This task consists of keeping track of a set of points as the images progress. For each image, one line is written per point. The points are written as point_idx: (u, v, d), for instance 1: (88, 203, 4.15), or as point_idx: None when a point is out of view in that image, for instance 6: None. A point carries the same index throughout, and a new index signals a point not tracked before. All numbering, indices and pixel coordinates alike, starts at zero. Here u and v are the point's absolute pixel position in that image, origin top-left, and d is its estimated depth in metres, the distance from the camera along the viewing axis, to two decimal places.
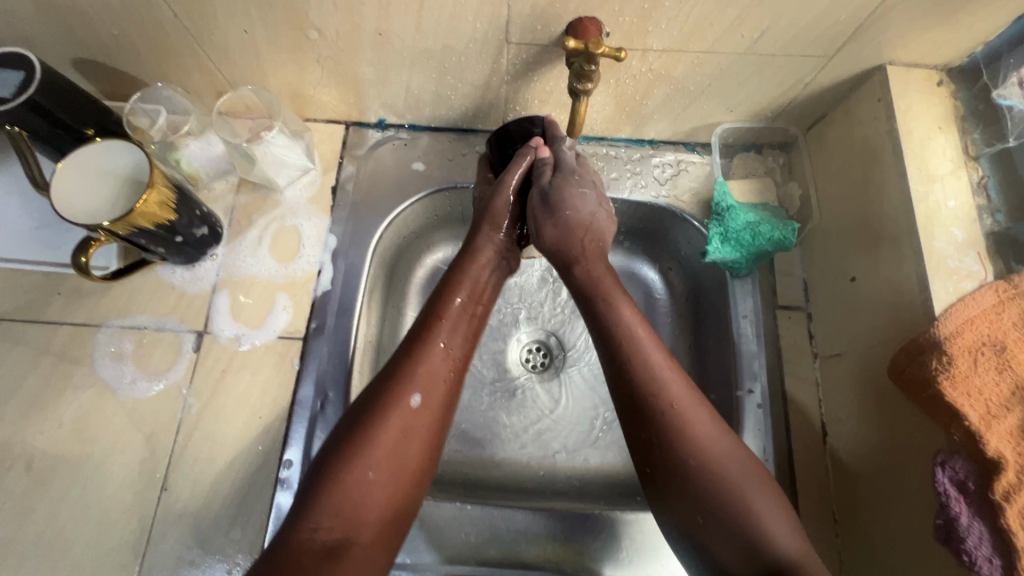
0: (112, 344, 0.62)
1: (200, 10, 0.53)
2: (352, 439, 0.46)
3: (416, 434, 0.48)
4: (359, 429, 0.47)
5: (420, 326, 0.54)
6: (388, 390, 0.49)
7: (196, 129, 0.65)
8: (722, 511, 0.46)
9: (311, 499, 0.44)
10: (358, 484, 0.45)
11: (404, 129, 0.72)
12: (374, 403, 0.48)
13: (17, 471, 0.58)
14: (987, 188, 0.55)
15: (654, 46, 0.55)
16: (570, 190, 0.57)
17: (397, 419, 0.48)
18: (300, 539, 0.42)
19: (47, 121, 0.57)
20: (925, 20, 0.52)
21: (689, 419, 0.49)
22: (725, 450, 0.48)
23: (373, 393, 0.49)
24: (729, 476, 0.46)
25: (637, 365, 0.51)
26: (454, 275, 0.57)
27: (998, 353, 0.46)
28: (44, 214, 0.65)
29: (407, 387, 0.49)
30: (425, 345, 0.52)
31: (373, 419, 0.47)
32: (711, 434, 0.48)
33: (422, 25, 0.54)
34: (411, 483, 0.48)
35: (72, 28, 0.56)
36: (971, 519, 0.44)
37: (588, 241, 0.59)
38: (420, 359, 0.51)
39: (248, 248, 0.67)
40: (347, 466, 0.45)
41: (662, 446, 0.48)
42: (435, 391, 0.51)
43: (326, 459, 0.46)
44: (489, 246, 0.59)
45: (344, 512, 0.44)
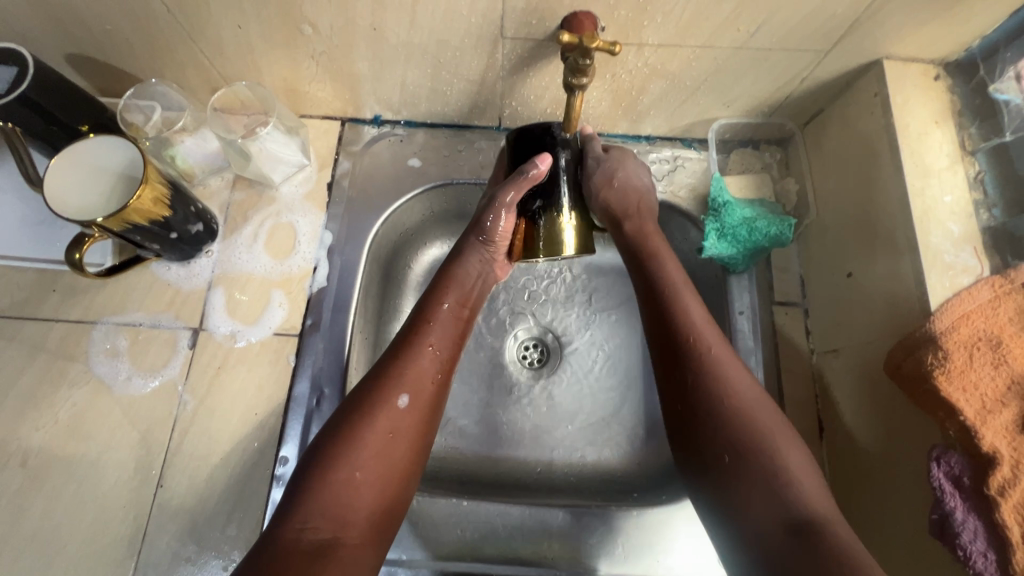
0: (107, 341, 0.62)
1: (193, 5, 0.53)
2: (340, 439, 0.46)
3: (404, 435, 0.49)
4: (347, 428, 0.47)
5: (408, 329, 0.54)
6: (377, 390, 0.49)
7: (191, 125, 0.65)
8: (751, 458, 0.47)
9: (299, 497, 0.44)
10: (346, 483, 0.45)
11: (400, 125, 0.72)
12: (362, 403, 0.48)
13: (13, 468, 0.58)
14: (984, 183, 0.55)
15: (650, 40, 0.55)
16: (625, 160, 0.61)
17: (385, 419, 0.48)
18: (288, 538, 0.42)
19: (40, 117, 0.56)
20: (922, 13, 0.52)
21: (722, 363, 0.51)
22: (755, 395, 0.50)
23: (361, 392, 0.49)
24: (761, 422, 0.48)
25: (672, 318, 0.53)
26: (441, 281, 0.58)
27: (994, 348, 0.46)
28: (39, 211, 0.65)
29: (396, 388, 0.50)
30: (413, 346, 0.53)
31: (362, 419, 0.47)
32: (742, 380, 0.50)
33: (416, 20, 0.54)
34: (399, 483, 0.48)
35: (65, 24, 0.55)
36: (966, 514, 0.44)
37: (638, 205, 0.60)
38: (408, 359, 0.52)
39: (243, 245, 0.66)
40: (336, 466, 0.45)
41: (696, 386, 0.50)
42: (423, 392, 0.51)
43: (315, 457, 0.46)
44: (475, 256, 0.58)
45: (333, 511, 0.44)
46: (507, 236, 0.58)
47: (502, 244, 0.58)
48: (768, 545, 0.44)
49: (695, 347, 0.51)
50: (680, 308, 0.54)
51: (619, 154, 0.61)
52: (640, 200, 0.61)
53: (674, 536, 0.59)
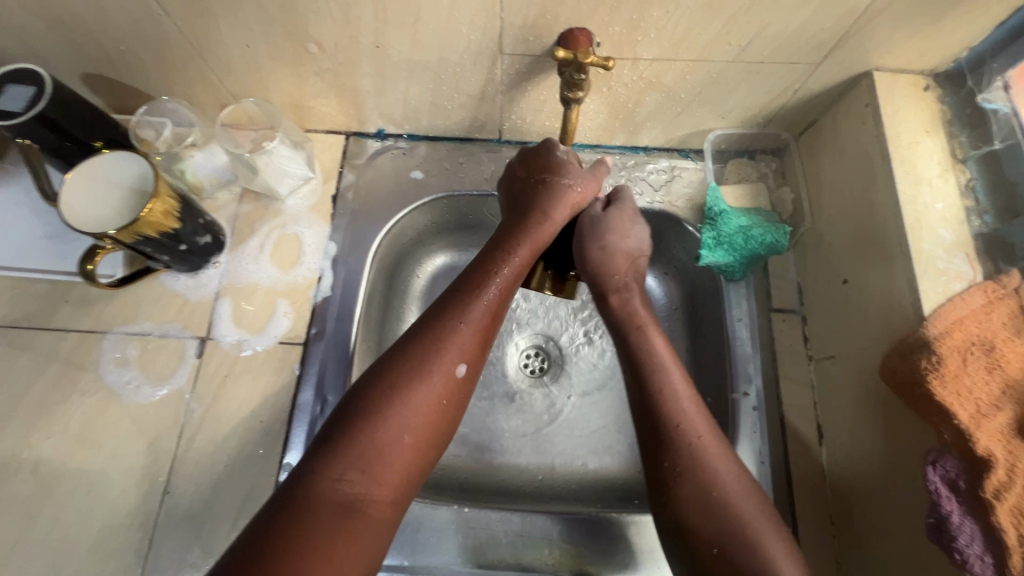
0: (116, 350, 0.63)
1: (203, 25, 0.55)
2: (389, 396, 0.46)
3: (450, 405, 0.49)
4: (399, 384, 0.47)
5: (468, 281, 0.53)
6: (437, 352, 0.49)
7: (200, 141, 0.66)
8: (740, 548, 0.45)
9: (338, 449, 0.43)
10: (393, 442, 0.45)
11: (402, 139, 0.74)
12: (414, 362, 0.48)
13: (24, 475, 0.59)
14: (975, 190, 0.56)
15: (644, 55, 0.56)
16: (623, 221, 0.61)
17: (439, 386, 0.48)
18: (325, 487, 0.42)
19: (56, 134, 0.58)
20: (908, 26, 0.53)
21: (710, 455, 0.49)
22: (742, 483, 0.48)
23: (417, 349, 0.49)
24: (748, 521, 0.46)
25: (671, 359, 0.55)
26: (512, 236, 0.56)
27: (987, 353, 0.47)
28: (53, 224, 0.67)
29: (454, 355, 0.49)
30: (472, 303, 0.52)
31: (417, 379, 0.47)
32: (730, 475, 0.48)
33: (417, 37, 0.56)
34: (433, 453, 0.48)
35: (82, 45, 0.58)
36: (962, 518, 0.44)
37: (620, 272, 0.60)
38: (465, 321, 0.51)
39: (250, 256, 0.68)
40: (383, 422, 0.45)
41: (685, 475, 0.48)
42: (476, 362, 0.51)
43: (360, 408, 0.45)
44: (538, 225, 0.57)
45: (373, 467, 0.43)
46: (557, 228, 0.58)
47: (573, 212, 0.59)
48: None
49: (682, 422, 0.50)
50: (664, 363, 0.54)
51: (618, 215, 0.61)
52: (629, 269, 0.61)
53: None
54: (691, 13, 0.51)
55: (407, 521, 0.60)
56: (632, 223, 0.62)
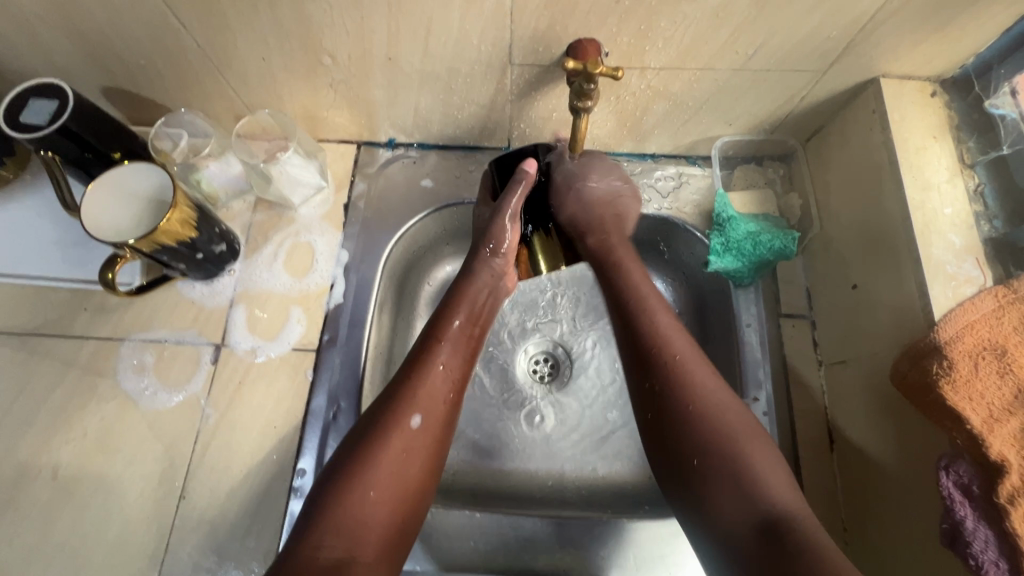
0: (134, 357, 0.65)
1: (221, 40, 0.56)
2: (353, 461, 0.47)
3: (416, 455, 0.49)
4: (359, 450, 0.48)
5: (419, 349, 0.55)
6: (388, 413, 0.50)
7: (216, 152, 0.68)
8: (717, 451, 0.48)
9: (314, 517, 0.45)
10: (361, 502, 0.46)
11: (412, 148, 0.75)
12: (374, 425, 0.49)
13: (44, 481, 0.60)
14: (984, 195, 0.56)
15: (651, 64, 0.57)
16: (592, 165, 0.63)
17: (397, 442, 0.49)
18: (306, 556, 0.43)
19: (77, 145, 0.60)
20: (915, 33, 0.54)
21: (690, 370, 0.52)
22: (720, 389, 0.51)
23: (372, 416, 0.50)
24: (731, 424, 0.49)
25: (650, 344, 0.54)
26: (452, 299, 0.59)
27: (999, 357, 0.46)
28: (73, 234, 0.69)
29: (407, 410, 0.50)
30: (421, 366, 0.53)
31: (375, 442, 0.48)
32: (711, 385, 0.51)
33: (429, 49, 0.57)
34: (412, 500, 0.49)
35: (104, 60, 0.60)
36: (977, 523, 0.44)
37: (592, 220, 0.63)
38: (418, 381, 0.52)
39: (264, 264, 0.69)
40: (348, 488, 0.46)
41: (665, 391, 0.52)
42: (434, 413, 0.52)
43: (330, 475, 0.47)
44: (484, 274, 0.60)
45: (347, 531, 0.45)
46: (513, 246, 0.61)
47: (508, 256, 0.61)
48: (738, 539, 0.45)
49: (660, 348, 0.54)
50: (646, 303, 0.57)
51: (581, 169, 0.63)
52: (608, 209, 0.63)
53: (684, 549, 0.60)
54: (699, 23, 0.52)
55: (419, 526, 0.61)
56: (598, 172, 0.63)
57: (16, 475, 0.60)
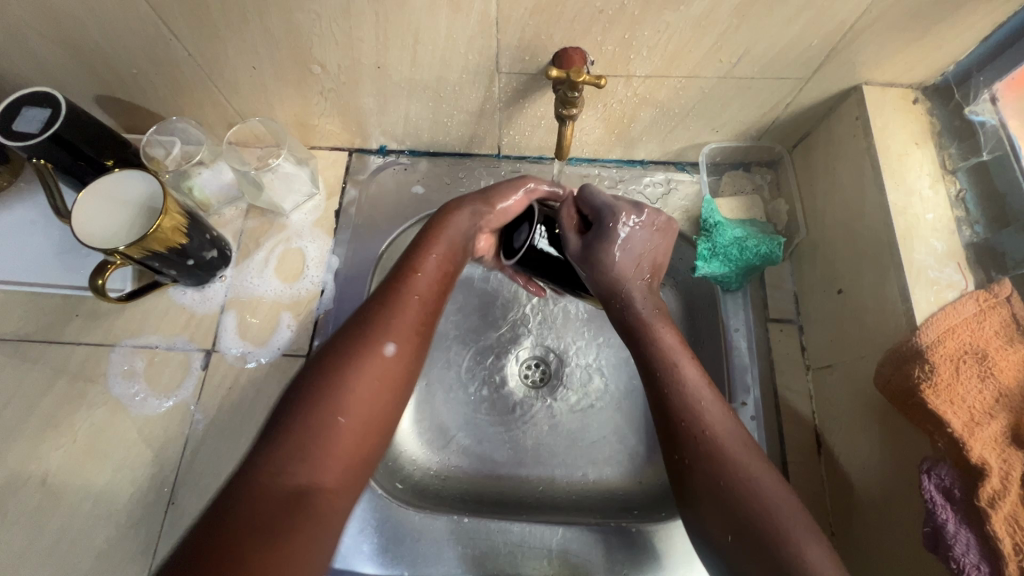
0: (125, 363, 0.65)
1: (212, 49, 0.57)
2: (321, 385, 0.43)
3: (388, 385, 0.46)
4: (327, 370, 0.44)
5: (393, 277, 0.51)
6: (359, 338, 0.46)
7: (208, 159, 0.70)
8: (762, 535, 0.44)
9: (274, 442, 0.41)
10: (327, 427, 0.42)
11: (404, 155, 0.76)
12: (342, 349, 0.45)
13: (32, 487, 0.60)
14: (966, 201, 0.57)
15: (637, 72, 0.58)
16: (603, 240, 0.53)
17: (370, 367, 0.45)
18: (263, 482, 0.39)
19: (68, 154, 0.60)
20: (896, 41, 0.54)
21: (723, 443, 0.47)
22: (759, 464, 0.46)
23: (341, 342, 0.46)
24: (768, 498, 0.45)
25: (678, 404, 0.49)
26: (428, 236, 0.54)
27: (980, 361, 0.47)
28: (66, 241, 0.69)
29: (382, 334, 0.47)
30: (398, 290, 0.50)
31: (346, 368, 0.44)
32: (753, 463, 0.46)
33: (417, 58, 0.57)
34: (380, 434, 0.45)
35: (97, 70, 0.60)
36: (958, 526, 0.44)
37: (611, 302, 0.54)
38: (390, 310, 0.48)
39: (255, 270, 0.70)
40: (317, 410, 0.42)
41: (696, 466, 0.47)
42: (410, 342, 0.48)
43: (293, 400, 0.43)
44: (465, 213, 0.56)
45: (310, 455, 0.41)
46: (506, 214, 0.58)
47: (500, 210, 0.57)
48: None
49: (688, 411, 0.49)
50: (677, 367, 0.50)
51: (599, 237, 0.53)
52: (641, 271, 0.55)
53: (673, 554, 0.60)
54: (682, 32, 0.53)
55: (408, 532, 0.61)
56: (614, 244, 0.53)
57: (5, 481, 0.60)
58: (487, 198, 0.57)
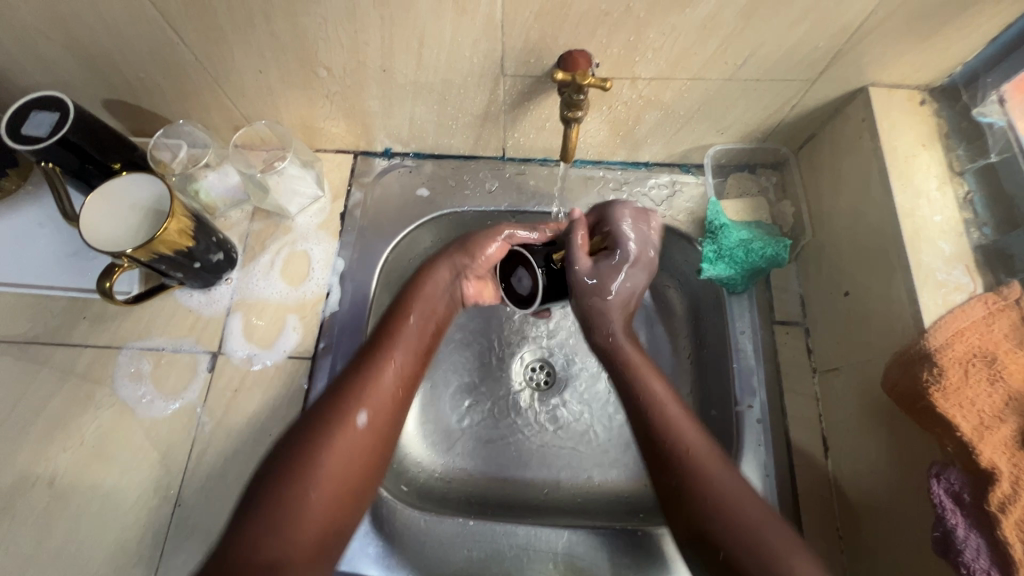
0: (132, 365, 0.65)
1: (218, 52, 0.57)
2: (297, 456, 0.46)
3: (360, 453, 0.49)
4: (303, 440, 0.47)
5: (371, 344, 0.55)
6: (335, 408, 0.49)
7: (214, 162, 0.70)
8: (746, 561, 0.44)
9: (253, 513, 0.43)
10: (299, 499, 0.44)
11: (408, 157, 0.76)
12: (319, 420, 0.48)
13: (41, 488, 0.60)
14: (974, 203, 0.56)
15: (642, 74, 0.58)
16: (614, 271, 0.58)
17: (343, 438, 0.48)
18: (238, 555, 0.41)
19: (77, 157, 0.61)
20: (902, 43, 0.54)
21: (705, 465, 0.48)
22: (743, 490, 0.47)
23: (318, 413, 0.49)
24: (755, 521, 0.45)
25: (660, 436, 0.51)
26: (410, 296, 0.59)
27: (989, 365, 0.47)
28: (74, 243, 0.70)
29: (355, 405, 0.50)
30: (372, 359, 0.53)
31: (321, 440, 0.47)
32: (731, 480, 0.48)
33: (422, 61, 0.58)
34: (355, 499, 0.48)
35: (104, 73, 0.61)
36: (968, 532, 0.44)
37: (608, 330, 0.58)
38: (367, 378, 0.51)
39: (261, 273, 0.70)
40: (295, 481, 0.45)
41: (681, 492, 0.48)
42: (383, 410, 0.51)
43: (270, 472, 0.45)
44: (445, 267, 0.61)
45: (286, 527, 0.43)
46: (489, 262, 0.62)
47: (480, 262, 0.61)
48: None
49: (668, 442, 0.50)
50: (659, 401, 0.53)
51: (610, 268, 0.58)
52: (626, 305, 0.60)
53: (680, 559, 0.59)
54: (687, 34, 0.53)
55: (412, 535, 0.60)
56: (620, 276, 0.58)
57: (13, 483, 0.60)
58: (465, 249, 0.61)
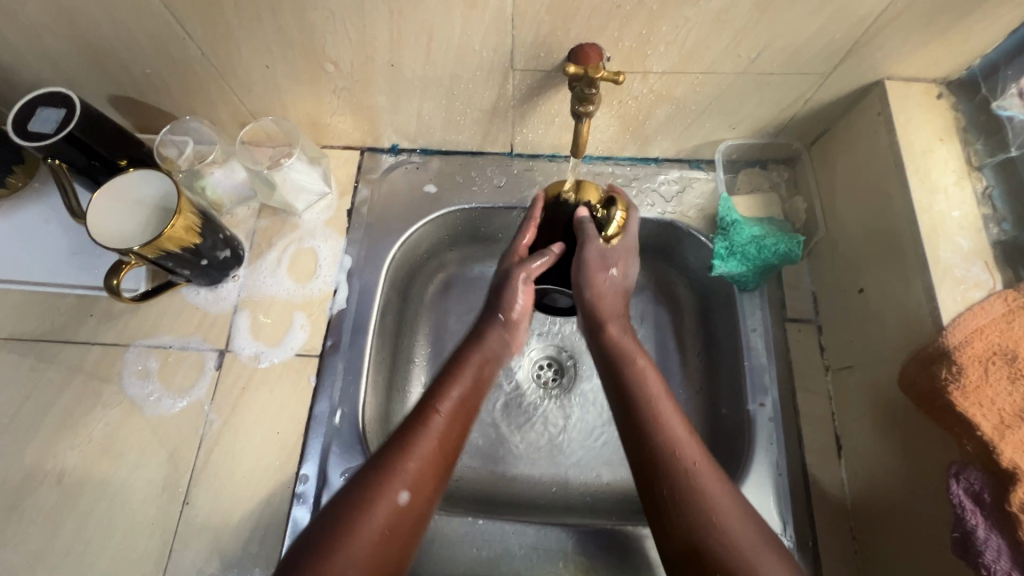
0: (139, 363, 0.65)
1: (225, 47, 0.57)
2: (333, 532, 0.44)
3: (398, 534, 0.46)
4: (339, 516, 0.45)
5: (415, 411, 0.52)
6: (377, 482, 0.46)
7: (220, 158, 0.69)
8: None
9: None
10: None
11: (415, 153, 0.75)
12: (357, 495, 0.46)
13: (49, 486, 0.60)
14: (992, 198, 0.55)
15: (654, 68, 0.57)
16: (625, 257, 0.61)
17: (381, 517, 0.45)
18: None
19: (83, 153, 0.60)
20: (921, 35, 0.53)
21: (704, 484, 0.48)
22: (738, 510, 0.46)
23: (357, 485, 0.47)
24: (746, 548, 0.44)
25: (664, 444, 0.50)
26: (456, 365, 0.55)
27: (1010, 362, 0.46)
28: (80, 240, 0.69)
29: (396, 483, 0.47)
30: (414, 429, 0.50)
31: (358, 518, 0.45)
32: (726, 497, 0.47)
33: (431, 55, 0.57)
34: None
35: (110, 69, 0.60)
36: (988, 531, 0.43)
37: (619, 309, 0.60)
38: (410, 451, 0.49)
39: (267, 270, 0.70)
40: (328, 559, 0.42)
41: (682, 504, 0.47)
42: (424, 487, 0.48)
43: (305, 549, 0.43)
44: (493, 334, 0.58)
45: None
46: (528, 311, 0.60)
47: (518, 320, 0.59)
48: None
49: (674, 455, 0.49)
50: (661, 413, 0.52)
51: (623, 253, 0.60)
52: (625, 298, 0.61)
53: None
54: (701, 27, 0.52)
55: None
56: (631, 259, 0.61)
57: (22, 481, 0.60)
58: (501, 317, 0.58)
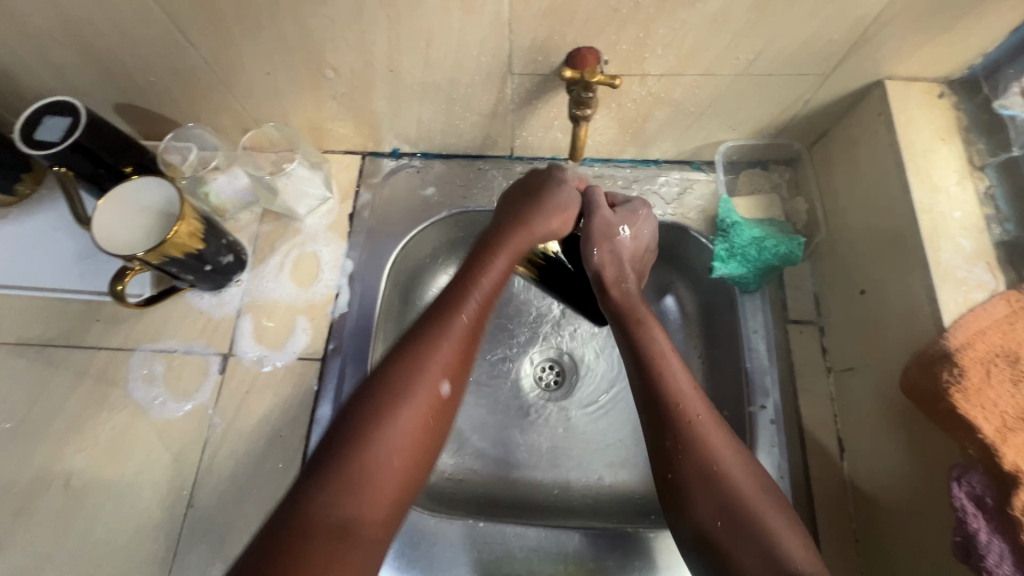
0: (144, 366, 0.66)
1: (228, 55, 0.58)
2: (376, 417, 0.46)
3: (440, 420, 0.49)
4: (378, 401, 0.47)
5: (443, 305, 0.53)
6: (415, 372, 0.49)
7: (223, 164, 0.69)
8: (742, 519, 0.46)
9: (326, 471, 0.43)
10: (380, 463, 0.45)
11: (416, 158, 0.76)
12: (397, 378, 0.48)
13: (57, 488, 0.61)
14: (995, 198, 0.55)
15: (652, 71, 0.57)
16: (638, 220, 0.62)
17: (423, 404, 0.48)
18: (317, 514, 0.41)
19: (87, 160, 0.61)
20: (920, 34, 0.53)
21: (708, 432, 0.50)
22: (739, 458, 0.50)
23: (395, 369, 0.49)
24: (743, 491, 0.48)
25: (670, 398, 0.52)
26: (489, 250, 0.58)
27: (1012, 364, 0.45)
28: (86, 246, 0.71)
29: (436, 374, 0.49)
30: (448, 326, 0.52)
31: (400, 401, 0.47)
32: (728, 448, 0.50)
33: (429, 60, 0.57)
34: (426, 466, 0.48)
35: (114, 78, 0.61)
36: (991, 536, 0.43)
37: (627, 274, 0.61)
38: (444, 340, 0.51)
39: (270, 274, 0.70)
40: (371, 445, 0.45)
41: (687, 452, 0.49)
42: (460, 377, 0.51)
43: (345, 431, 0.45)
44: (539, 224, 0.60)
45: (363, 492, 0.43)
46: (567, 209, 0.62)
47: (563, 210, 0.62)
48: None
49: (683, 411, 0.51)
50: (671, 376, 0.53)
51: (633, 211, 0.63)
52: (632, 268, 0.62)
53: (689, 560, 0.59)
54: (697, 30, 0.52)
55: (423, 536, 0.60)
56: (644, 224, 0.63)
57: (30, 482, 0.61)
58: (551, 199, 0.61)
